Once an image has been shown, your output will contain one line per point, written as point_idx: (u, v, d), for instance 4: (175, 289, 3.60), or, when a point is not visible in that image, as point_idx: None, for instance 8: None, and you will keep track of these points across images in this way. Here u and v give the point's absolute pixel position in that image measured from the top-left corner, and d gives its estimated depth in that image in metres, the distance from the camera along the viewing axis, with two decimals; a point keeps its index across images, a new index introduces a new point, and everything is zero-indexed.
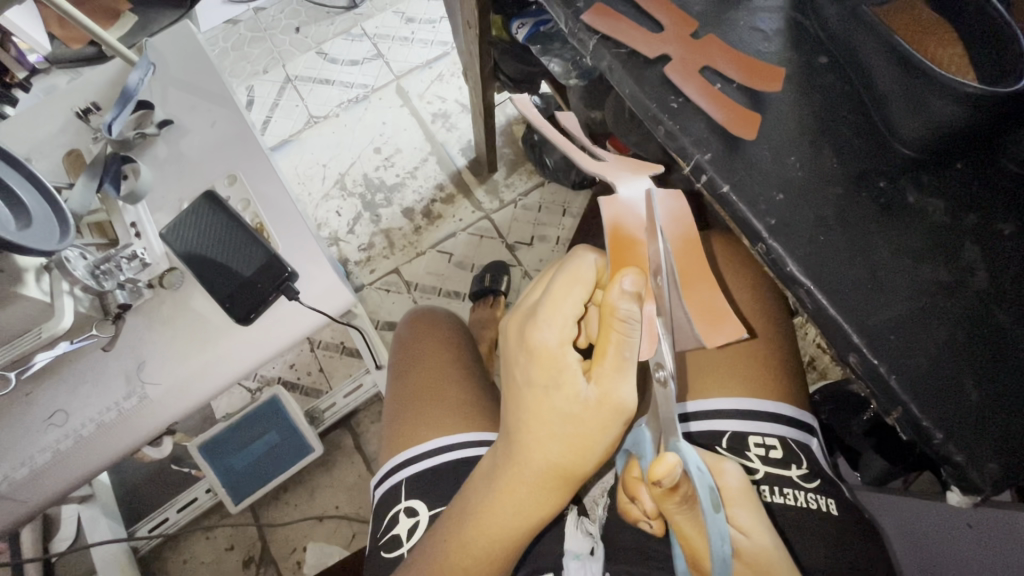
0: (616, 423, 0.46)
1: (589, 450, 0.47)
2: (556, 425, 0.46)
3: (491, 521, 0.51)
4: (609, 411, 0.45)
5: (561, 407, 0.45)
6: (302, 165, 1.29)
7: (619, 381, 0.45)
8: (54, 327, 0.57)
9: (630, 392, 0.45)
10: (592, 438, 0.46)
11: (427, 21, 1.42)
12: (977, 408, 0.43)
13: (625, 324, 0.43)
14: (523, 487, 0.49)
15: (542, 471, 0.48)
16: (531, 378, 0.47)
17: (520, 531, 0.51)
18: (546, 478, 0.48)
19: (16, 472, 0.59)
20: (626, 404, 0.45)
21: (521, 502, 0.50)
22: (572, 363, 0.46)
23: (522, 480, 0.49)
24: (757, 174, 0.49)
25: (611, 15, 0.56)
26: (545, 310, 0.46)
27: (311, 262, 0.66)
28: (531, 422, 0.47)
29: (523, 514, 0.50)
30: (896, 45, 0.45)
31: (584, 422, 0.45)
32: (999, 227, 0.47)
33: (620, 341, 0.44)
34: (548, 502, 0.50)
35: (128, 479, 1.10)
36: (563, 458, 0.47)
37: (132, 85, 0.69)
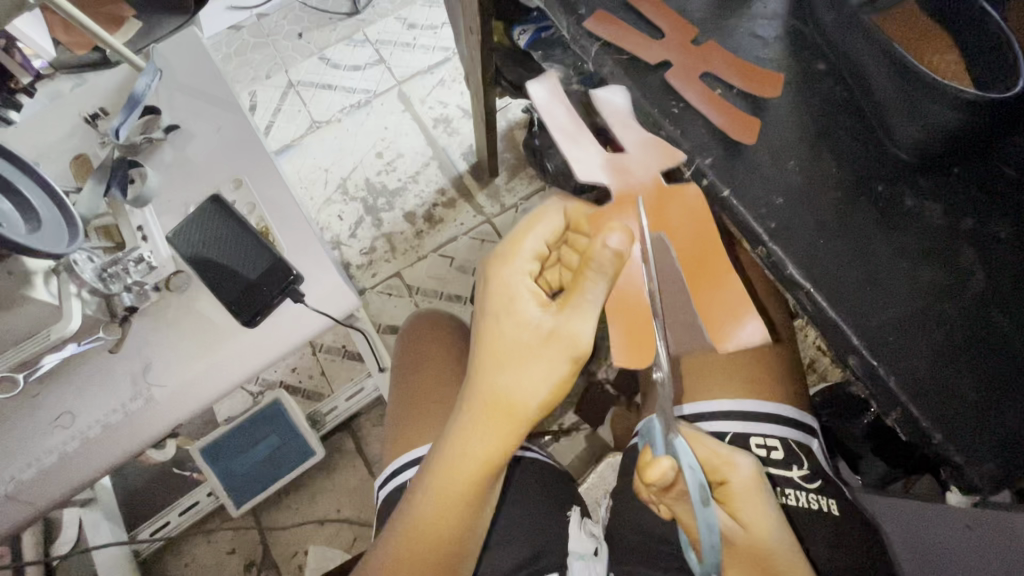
0: (564, 359, 0.46)
1: (536, 384, 0.46)
2: (504, 354, 0.47)
3: (443, 457, 0.50)
4: (558, 343, 0.46)
5: (511, 333, 0.47)
6: (305, 169, 1.30)
7: (575, 317, 0.46)
8: (63, 329, 0.57)
9: (584, 330, 0.46)
10: (540, 372, 0.46)
11: (428, 27, 1.44)
12: (974, 407, 0.43)
13: (597, 273, 0.46)
14: (470, 422, 0.49)
15: (489, 401, 0.48)
16: (485, 307, 0.49)
17: (466, 479, 0.50)
18: (493, 412, 0.48)
19: (23, 473, 0.59)
20: (578, 340, 0.46)
21: (467, 441, 0.49)
22: (529, 298, 0.48)
23: (470, 413, 0.49)
24: (757, 178, 0.50)
25: (613, 22, 0.57)
26: (509, 245, 0.50)
27: (316, 266, 0.66)
28: (482, 351, 0.48)
29: (468, 454, 0.49)
30: (893, 52, 0.46)
31: (533, 351, 0.46)
32: (997, 231, 0.47)
33: (589, 283, 0.46)
34: (494, 446, 0.49)
35: (130, 482, 1.10)
36: (511, 389, 0.47)
37: (140, 90, 0.69)
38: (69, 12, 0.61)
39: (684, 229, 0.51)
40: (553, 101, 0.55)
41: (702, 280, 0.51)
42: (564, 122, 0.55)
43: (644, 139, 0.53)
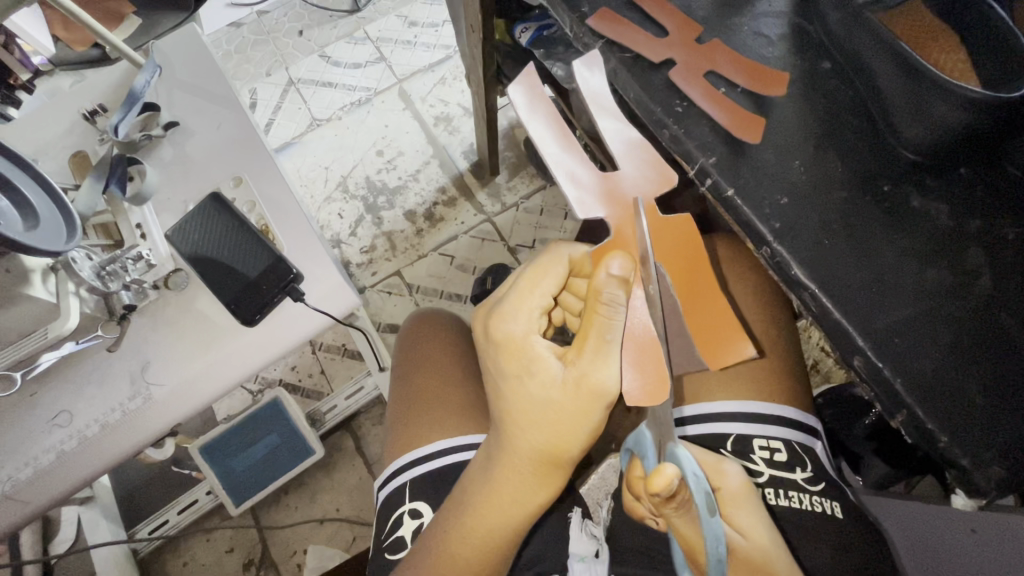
0: (596, 406, 0.46)
1: (575, 433, 0.47)
2: (536, 414, 0.47)
3: (488, 512, 0.51)
4: (584, 393, 0.46)
5: (537, 393, 0.47)
6: (305, 167, 1.29)
7: (598, 362, 0.45)
8: (60, 329, 0.57)
9: (611, 374, 0.45)
10: (572, 422, 0.47)
11: (429, 25, 1.43)
12: (983, 411, 0.43)
13: (609, 305, 0.45)
14: (515, 476, 0.50)
15: (530, 456, 0.49)
16: (506, 371, 0.49)
17: (518, 522, 0.52)
18: (537, 464, 0.49)
19: (21, 473, 0.59)
20: (605, 386, 0.45)
21: (513, 490, 0.50)
22: (548, 351, 0.48)
23: (511, 468, 0.50)
24: (762, 178, 0.49)
25: (616, 20, 0.56)
26: (511, 304, 0.49)
27: (315, 264, 0.66)
28: (514, 412, 0.49)
29: (517, 501, 0.50)
30: (900, 50, 0.45)
31: (564, 405, 0.46)
32: (1004, 231, 0.47)
33: (605, 326, 0.45)
34: (543, 489, 0.50)
35: (128, 481, 1.09)
36: (549, 442, 0.47)
37: (139, 86, 0.69)
38: (68, 9, 0.61)
39: (674, 247, 0.50)
40: (540, 102, 0.52)
41: (694, 299, 0.51)
42: (555, 128, 0.52)
43: (636, 147, 0.51)
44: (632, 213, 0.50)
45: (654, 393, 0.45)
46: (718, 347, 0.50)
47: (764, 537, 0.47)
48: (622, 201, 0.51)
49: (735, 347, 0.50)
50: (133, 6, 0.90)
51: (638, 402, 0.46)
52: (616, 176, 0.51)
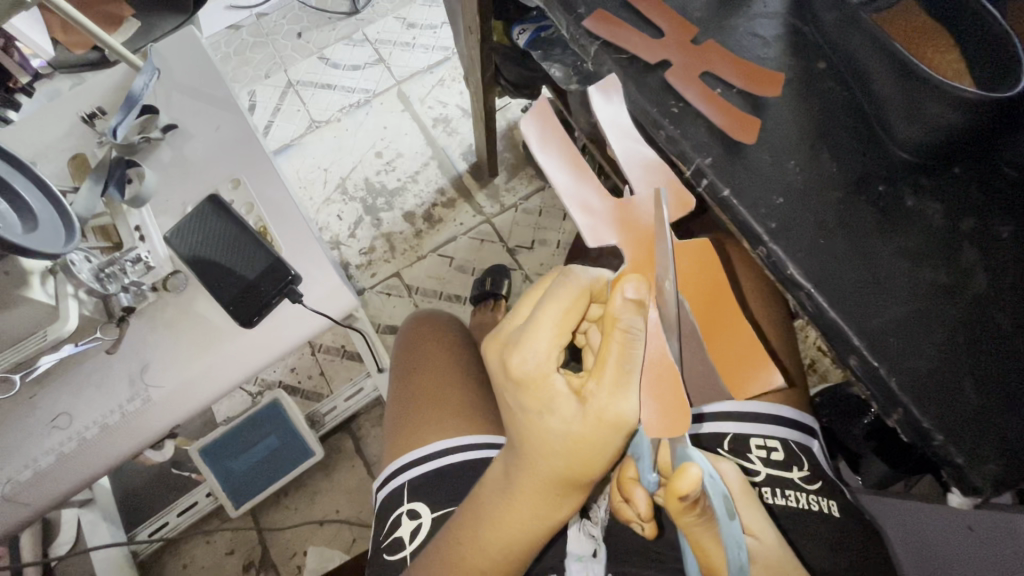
0: (617, 436, 0.43)
1: (596, 462, 0.44)
2: (556, 446, 0.44)
3: (503, 530, 0.50)
4: (606, 426, 0.43)
5: (556, 427, 0.44)
6: (304, 168, 1.30)
7: (617, 395, 0.42)
8: (60, 330, 0.57)
9: (631, 408, 0.42)
10: (593, 452, 0.44)
11: (428, 27, 1.43)
12: (978, 409, 0.43)
13: (630, 337, 0.42)
14: (533, 498, 0.48)
15: (550, 482, 0.47)
16: (521, 404, 0.45)
17: (536, 536, 0.50)
18: (556, 489, 0.47)
19: (21, 474, 0.59)
20: (627, 420, 0.42)
21: (530, 510, 0.49)
22: (565, 383, 0.44)
23: (529, 491, 0.48)
24: (757, 178, 0.50)
25: (612, 21, 0.56)
26: (525, 336, 0.44)
27: (313, 266, 0.66)
28: (532, 443, 0.46)
29: (534, 520, 0.49)
30: (894, 50, 0.46)
31: (586, 439, 0.43)
32: (998, 230, 0.47)
33: (623, 355, 0.42)
34: (561, 507, 0.49)
35: (128, 483, 1.09)
36: (568, 469, 0.45)
37: (138, 88, 0.69)
38: (66, 11, 0.61)
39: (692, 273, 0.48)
40: (553, 133, 0.51)
41: (719, 325, 0.48)
42: (564, 159, 0.51)
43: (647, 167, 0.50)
44: (645, 238, 0.48)
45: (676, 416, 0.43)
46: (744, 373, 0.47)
47: (771, 538, 0.48)
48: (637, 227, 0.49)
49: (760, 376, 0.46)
50: (133, 9, 0.91)
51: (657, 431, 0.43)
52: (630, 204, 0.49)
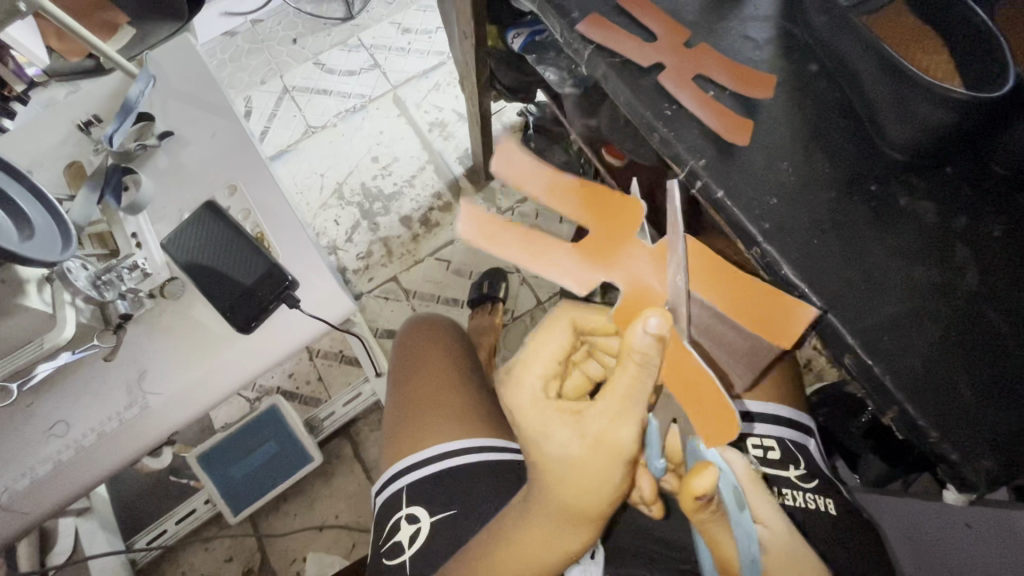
0: (619, 463, 0.46)
1: (600, 486, 0.47)
2: (561, 470, 0.48)
3: (517, 553, 0.52)
4: (603, 451, 0.46)
5: (557, 451, 0.47)
6: (300, 174, 1.30)
7: (616, 423, 0.45)
8: (57, 338, 0.57)
9: (630, 432, 0.45)
10: (599, 480, 0.47)
11: (423, 31, 1.44)
12: (972, 406, 0.43)
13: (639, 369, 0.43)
14: (543, 527, 0.51)
15: (559, 511, 0.49)
16: (527, 433, 0.49)
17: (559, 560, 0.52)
18: (567, 519, 0.50)
19: (18, 483, 0.59)
20: (623, 442, 0.45)
21: (555, 537, 0.51)
22: (557, 407, 0.49)
23: (540, 519, 0.51)
24: (750, 179, 0.50)
25: (605, 25, 0.57)
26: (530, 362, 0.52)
27: (311, 271, 0.66)
28: (540, 470, 0.49)
29: (553, 545, 0.51)
30: (882, 51, 0.46)
31: (587, 461, 0.47)
32: (989, 229, 0.48)
33: (629, 386, 0.44)
34: (579, 535, 0.50)
35: (125, 491, 1.09)
36: (575, 497, 0.48)
37: (134, 97, 0.70)
38: (61, 19, 0.61)
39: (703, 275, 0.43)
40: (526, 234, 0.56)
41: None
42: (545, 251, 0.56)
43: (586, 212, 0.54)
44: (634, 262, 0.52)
45: (721, 421, 0.44)
46: (787, 337, 0.42)
47: (781, 526, 0.48)
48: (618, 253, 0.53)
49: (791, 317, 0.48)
50: (128, 16, 0.91)
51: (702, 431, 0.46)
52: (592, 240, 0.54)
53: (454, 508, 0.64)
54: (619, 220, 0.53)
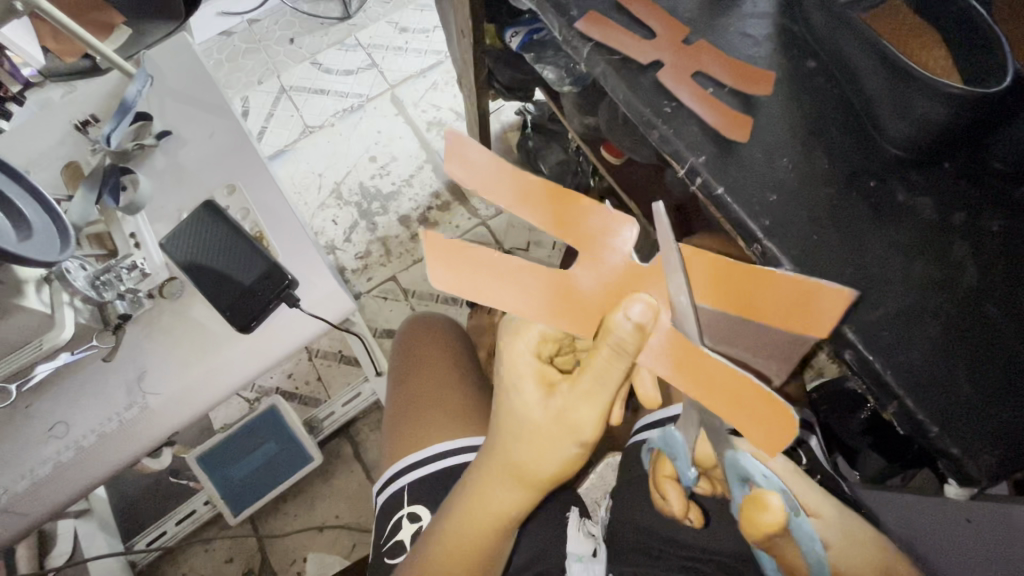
0: (573, 438, 0.45)
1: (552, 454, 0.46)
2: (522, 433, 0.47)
3: (462, 520, 0.51)
4: (563, 424, 0.45)
5: (523, 416, 0.46)
6: (298, 174, 1.29)
7: (579, 402, 0.43)
8: (55, 339, 0.56)
9: (591, 416, 0.44)
10: (547, 447, 0.46)
11: (420, 30, 1.43)
12: (972, 401, 0.43)
13: (613, 358, 0.40)
14: (486, 484, 0.51)
15: (503, 468, 0.50)
16: (501, 380, 0.48)
17: (492, 526, 0.52)
18: (511, 477, 0.50)
19: (18, 484, 0.59)
20: (582, 421, 0.44)
21: (496, 450, 0.50)
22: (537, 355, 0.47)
23: (488, 475, 0.51)
24: (750, 177, 0.50)
25: (604, 22, 0.57)
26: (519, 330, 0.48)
27: (311, 270, 0.66)
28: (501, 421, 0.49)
29: (490, 500, 0.51)
30: (881, 46, 0.46)
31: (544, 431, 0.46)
32: (988, 224, 0.48)
33: (601, 369, 0.41)
34: (512, 499, 0.50)
35: (124, 492, 1.09)
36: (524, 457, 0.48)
37: (132, 97, 0.68)
38: (58, 19, 0.61)
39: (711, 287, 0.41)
40: (473, 276, 0.40)
41: (766, 310, 0.40)
42: (505, 286, 0.40)
43: (565, 199, 0.41)
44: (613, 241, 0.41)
45: (776, 413, 0.37)
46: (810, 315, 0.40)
47: (825, 509, 0.48)
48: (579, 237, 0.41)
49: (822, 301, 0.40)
50: (124, 16, 0.90)
51: (758, 444, 0.38)
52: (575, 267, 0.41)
53: None
54: (566, 215, 0.41)
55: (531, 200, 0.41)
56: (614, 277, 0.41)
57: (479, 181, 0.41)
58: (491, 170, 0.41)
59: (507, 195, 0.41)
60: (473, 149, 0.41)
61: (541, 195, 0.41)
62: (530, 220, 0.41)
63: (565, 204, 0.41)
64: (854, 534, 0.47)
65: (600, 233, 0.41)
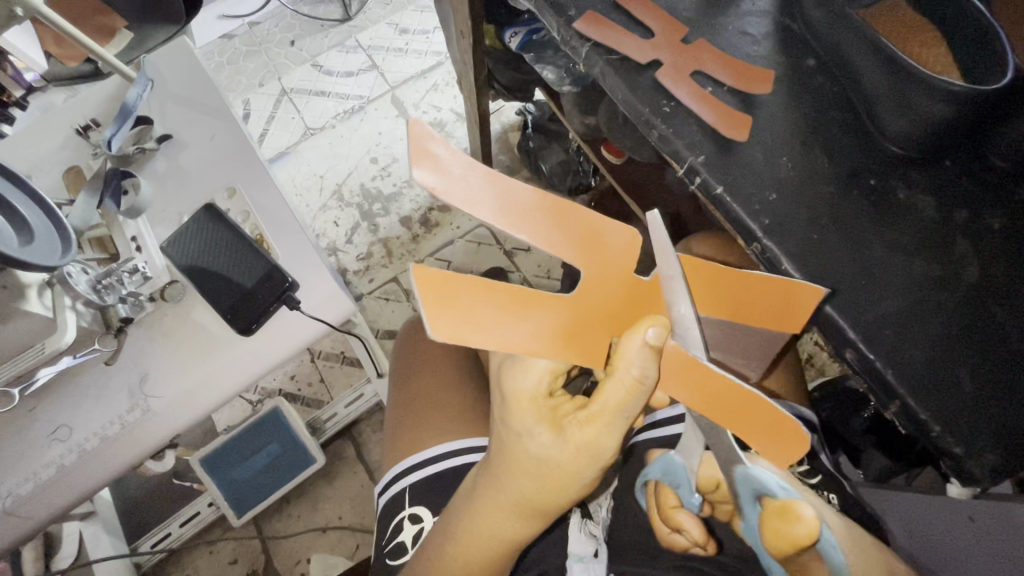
0: (593, 468, 0.43)
1: (566, 488, 0.44)
2: (533, 471, 0.44)
3: (470, 545, 0.50)
4: (586, 459, 0.42)
5: (534, 454, 0.43)
6: (299, 176, 1.30)
7: (601, 435, 0.41)
8: (58, 343, 0.57)
9: (611, 443, 0.42)
10: (566, 482, 0.44)
11: (420, 32, 1.44)
12: (974, 399, 0.43)
13: (636, 391, 0.39)
14: (494, 516, 0.48)
15: (512, 504, 0.47)
16: (508, 421, 0.44)
17: (505, 550, 0.50)
18: (519, 509, 0.47)
19: (21, 488, 0.59)
20: (603, 449, 0.42)
21: (501, 485, 0.46)
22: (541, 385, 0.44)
23: (493, 507, 0.48)
24: (750, 175, 0.50)
25: (602, 22, 0.57)
26: (518, 361, 0.44)
27: (311, 272, 0.67)
28: (510, 462, 0.45)
29: (504, 531, 0.48)
30: (882, 44, 0.46)
31: (562, 467, 0.43)
32: (990, 221, 0.48)
33: (621, 401, 0.40)
34: (525, 528, 0.48)
35: (129, 494, 1.09)
36: (536, 492, 0.45)
37: (131, 100, 0.69)
38: (59, 24, 0.61)
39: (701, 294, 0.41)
40: (468, 320, 0.36)
41: (751, 308, 0.41)
42: (508, 317, 0.37)
43: (563, 216, 0.37)
44: (632, 250, 0.38)
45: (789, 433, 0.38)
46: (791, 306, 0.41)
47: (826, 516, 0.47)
48: (583, 245, 0.38)
49: (801, 296, 0.40)
50: (126, 21, 0.91)
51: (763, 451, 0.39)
52: (585, 294, 0.39)
53: None
54: (564, 222, 0.37)
55: (527, 218, 0.36)
56: (619, 296, 0.40)
57: (467, 197, 0.35)
58: (479, 183, 0.35)
59: (500, 211, 0.36)
60: (453, 161, 0.35)
61: (540, 213, 0.36)
62: (526, 236, 0.36)
63: (566, 223, 0.37)
64: (860, 534, 0.46)
65: (611, 250, 0.38)
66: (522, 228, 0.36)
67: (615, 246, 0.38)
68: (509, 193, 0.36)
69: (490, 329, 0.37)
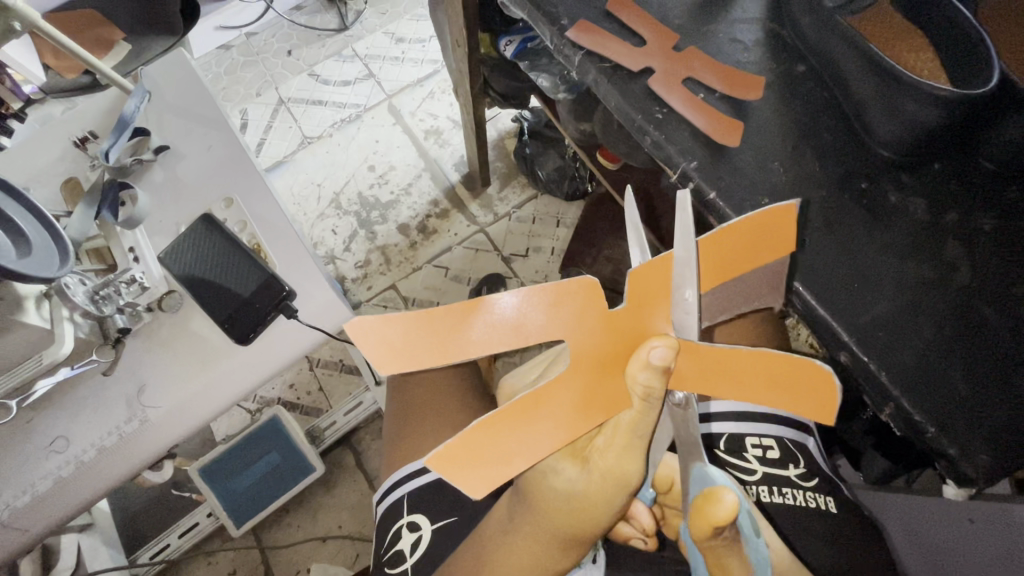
0: (622, 497, 0.41)
1: (598, 519, 0.42)
2: (561, 506, 0.42)
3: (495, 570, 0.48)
4: (612, 488, 0.40)
5: (558, 489, 0.42)
6: (297, 184, 1.30)
7: (624, 460, 0.39)
8: (55, 354, 0.57)
9: (636, 468, 0.40)
10: (598, 514, 0.42)
11: (417, 41, 1.45)
12: (967, 401, 0.43)
13: (647, 410, 0.39)
14: (527, 552, 0.46)
15: (549, 540, 0.45)
16: None
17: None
18: (556, 544, 0.45)
19: (17, 500, 0.59)
20: (629, 477, 0.40)
21: (531, 520, 0.45)
22: None
23: (520, 537, 0.46)
24: (742, 180, 0.50)
25: (594, 30, 0.57)
26: None
27: (309, 281, 0.67)
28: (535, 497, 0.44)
29: (538, 560, 0.46)
30: (868, 51, 0.47)
31: (588, 499, 0.41)
32: (981, 224, 0.48)
33: (634, 419, 0.39)
34: (564, 558, 0.46)
35: (127, 505, 1.09)
36: (569, 526, 0.43)
37: (129, 112, 0.70)
38: (57, 38, 0.62)
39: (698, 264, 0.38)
40: (485, 450, 0.38)
41: (741, 259, 0.40)
42: (515, 423, 0.39)
43: (507, 317, 0.39)
44: (590, 295, 0.39)
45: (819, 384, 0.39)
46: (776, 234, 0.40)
47: None
48: (539, 316, 0.39)
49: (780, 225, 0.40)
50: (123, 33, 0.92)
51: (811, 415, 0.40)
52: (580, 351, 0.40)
53: (456, 516, 0.64)
54: (507, 314, 0.39)
55: (480, 339, 0.38)
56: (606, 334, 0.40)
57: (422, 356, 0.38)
58: (420, 337, 0.38)
59: (459, 346, 0.38)
60: (392, 335, 0.37)
61: (496, 324, 0.38)
62: (486, 348, 0.38)
63: (511, 314, 0.39)
64: None
65: (576, 309, 0.39)
66: (485, 350, 0.38)
67: (573, 299, 0.39)
68: (447, 326, 0.38)
69: (507, 440, 0.39)
